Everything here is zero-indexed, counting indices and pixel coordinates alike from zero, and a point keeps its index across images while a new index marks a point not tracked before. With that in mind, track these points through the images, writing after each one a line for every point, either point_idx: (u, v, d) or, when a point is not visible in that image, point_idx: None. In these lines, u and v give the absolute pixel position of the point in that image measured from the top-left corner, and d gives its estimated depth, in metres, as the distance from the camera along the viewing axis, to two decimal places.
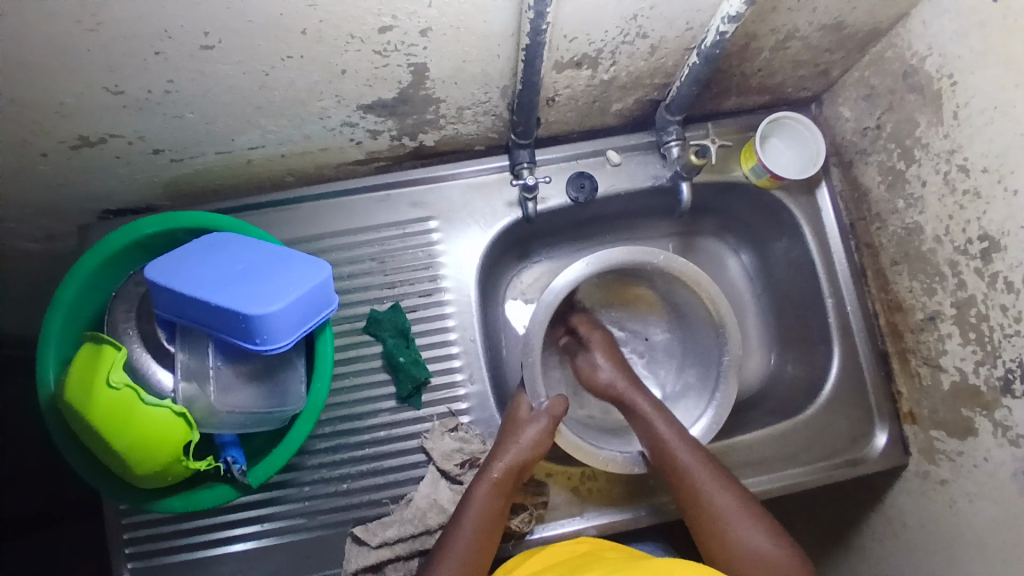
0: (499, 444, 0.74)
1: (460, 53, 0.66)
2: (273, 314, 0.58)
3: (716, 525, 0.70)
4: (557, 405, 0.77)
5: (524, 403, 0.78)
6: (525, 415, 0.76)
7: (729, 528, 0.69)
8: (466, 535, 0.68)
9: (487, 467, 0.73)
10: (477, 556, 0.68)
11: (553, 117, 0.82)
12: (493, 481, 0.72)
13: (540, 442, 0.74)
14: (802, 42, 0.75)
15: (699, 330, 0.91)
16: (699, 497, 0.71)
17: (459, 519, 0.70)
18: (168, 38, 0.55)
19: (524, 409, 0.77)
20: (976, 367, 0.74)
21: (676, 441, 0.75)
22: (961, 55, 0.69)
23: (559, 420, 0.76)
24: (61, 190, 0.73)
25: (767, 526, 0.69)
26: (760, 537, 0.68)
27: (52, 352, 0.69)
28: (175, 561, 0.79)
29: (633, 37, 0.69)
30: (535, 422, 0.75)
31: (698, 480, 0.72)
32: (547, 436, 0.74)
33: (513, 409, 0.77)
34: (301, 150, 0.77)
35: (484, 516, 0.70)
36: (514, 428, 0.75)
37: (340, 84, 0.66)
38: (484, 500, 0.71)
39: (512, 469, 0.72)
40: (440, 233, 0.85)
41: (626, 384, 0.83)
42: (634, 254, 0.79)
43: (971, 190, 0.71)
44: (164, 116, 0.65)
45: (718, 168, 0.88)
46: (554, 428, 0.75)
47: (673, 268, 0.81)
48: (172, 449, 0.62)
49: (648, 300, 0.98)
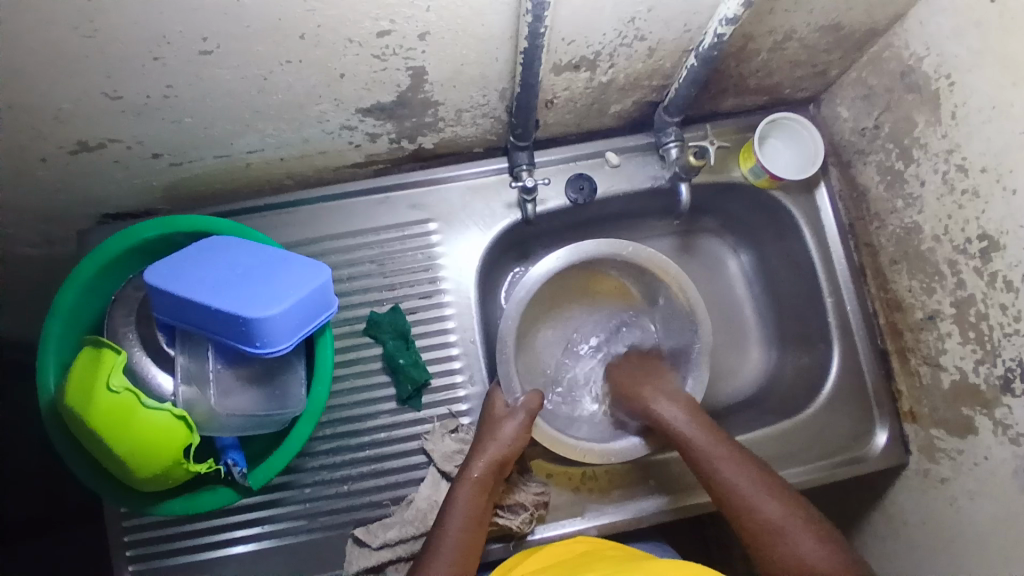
0: (478, 442, 0.75)
1: (458, 57, 0.66)
2: (272, 317, 0.58)
3: (765, 535, 0.65)
4: (529, 399, 0.77)
5: (501, 398, 0.77)
6: (502, 410, 0.76)
7: (782, 538, 0.64)
8: (451, 535, 0.67)
9: (469, 465, 0.73)
10: (467, 557, 0.66)
11: (551, 119, 0.82)
12: (474, 478, 0.71)
13: (513, 437, 0.74)
14: (799, 43, 0.75)
15: (675, 324, 0.89)
16: (744, 508, 0.67)
17: (444, 517, 0.69)
18: (167, 44, 0.56)
19: (500, 404, 0.77)
20: (975, 366, 0.74)
21: (716, 451, 0.71)
22: (958, 55, 0.69)
23: (534, 414, 0.76)
24: (60, 195, 0.73)
25: (821, 534, 0.64)
26: (814, 547, 0.63)
27: (52, 357, 0.69)
28: (177, 564, 0.79)
29: (631, 39, 0.69)
30: (512, 417, 0.75)
31: (742, 489, 0.68)
32: (523, 431, 0.74)
33: (490, 404, 0.77)
34: (300, 153, 0.77)
35: (467, 513, 0.69)
36: (492, 423, 0.75)
37: (338, 87, 0.67)
38: (467, 497, 0.70)
39: (492, 466, 0.72)
40: (439, 234, 0.85)
41: (659, 396, 0.78)
42: (604, 246, 0.81)
43: (969, 189, 0.71)
44: (163, 120, 0.66)
45: (716, 169, 0.88)
46: (531, 422, 0.75)
47: (645, 258, 0.82)
48: (173, 453, 0.63)
49: (619, 289, 0.96)
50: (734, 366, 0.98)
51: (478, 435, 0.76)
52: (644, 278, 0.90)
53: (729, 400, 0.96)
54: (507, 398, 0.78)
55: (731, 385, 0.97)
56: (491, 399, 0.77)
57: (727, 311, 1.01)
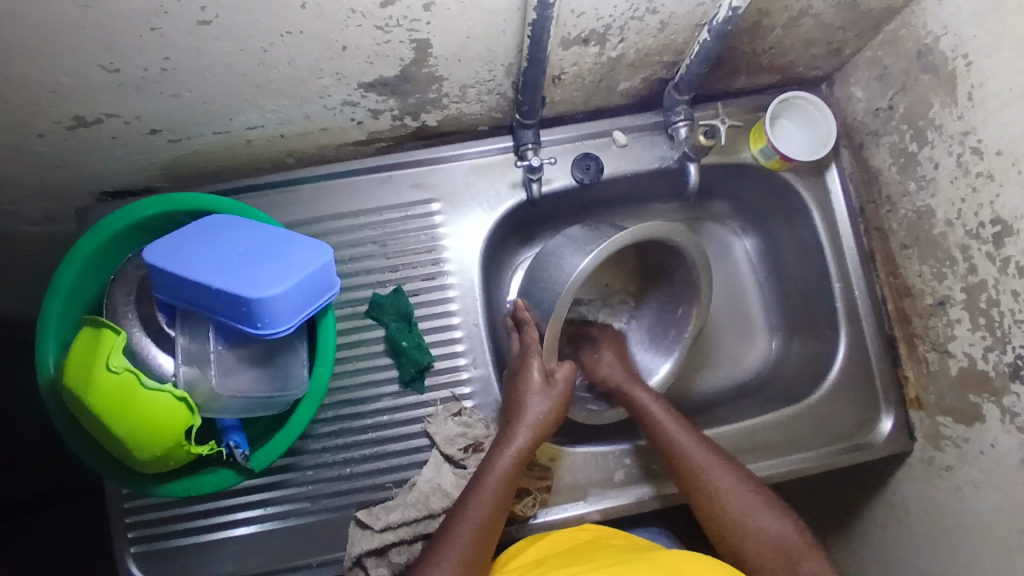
0: (511, 416, 0.73)
1: (463, 29, 0.64)
2: (274, 297, 0.57)
3: (721, 509, 0.70)
4: (563, 370, 0.74)
5: (535, 364, 0.73)
6: (539, 384, 0.73)
7: (734, 508, 0.69)
8: (484, 505, 0.68)
9: (510, 439, 0.71)
10: (491, 530, 0.67)
11: (559, 96, 0.80)
12: (516, 454, 0.70)
13: (549, 414, 0.72)
14: (815, 19, 0.73)
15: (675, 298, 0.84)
16: (701, 483, 0.71)
17: (478, 491, 0.68)
18: (164, 14, 0.54)
19: (536, 375, 0.73)
20: (985, 353, 0.73)
21: (677, 429, 0.74)
22: (976, 36, 0.67)
23: (570, 389, 0.73)
24: (58, 172, 0.72)
25: (776, 509, 0.70)
26: (771, 518, 0.68)
27: (51, 337, 0.68)
28: (177, 545, 0.79)
29: (642, 13, 0.67)
30: (550, 392, 0.73)
31: (698, 460, 0.72)
32: (558, 411, 0.72)
33: (525, 375, 0.73)
34: (301, 130, 0.76)
35: (501, 490, 0.69)
36: (525, 394, 0.72)
37: (340, 61, 0.65)
38: (505, 473, 0.69)
39: (520, 453, 0.71)
40: (442, 215, 0.83)
41: (623, 376, 0.79)
42: (658, 229, 0.71)
43: (984, 172, 0.70)
44: (162, 94, 0.64)
45: (726, 150, 0.87)
46: (567, 398, 0.73)
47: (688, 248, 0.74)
48: (172, 434, 0.62)
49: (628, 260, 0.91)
50: (738, 351, 0.98)
51: (508, 406, 0.74)
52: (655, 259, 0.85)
53: (732, 384, 0.96)
54: (543, 367, 0.73)
55: (733, 371, 0.97)
56: (524, 367, 0.73)
57: (734, 296, 1.00)
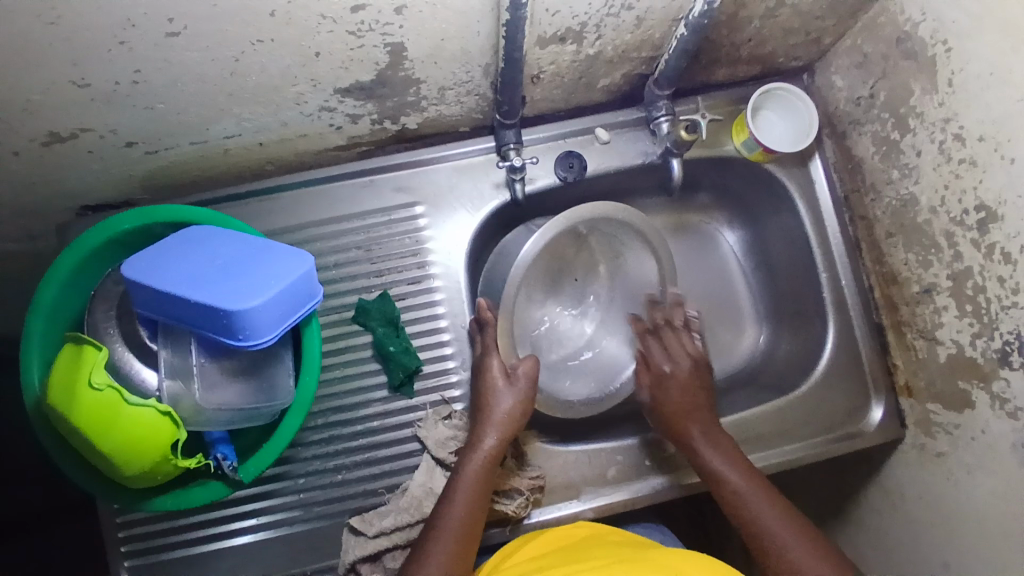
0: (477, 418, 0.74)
1: (437, 32, 0.63)
2: (254, 309, 0.57)
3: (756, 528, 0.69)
4: (524, 365, 0.75)
5: (495, 364, 0.75)
6: (501, 381, 0.74)
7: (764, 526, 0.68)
8: (455, 514, 0.67)
9: (478, 441, 0.72)
10: (470, 532, 0.67)
11: (538, 95, 0.79)
12: (484, 455, 0.71)
13: (514, 412, 0.73)
14: (792, 9, 0.72)
15: (640, 274, 0.88)
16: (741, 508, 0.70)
17: (450, 494, 0.69)
18: (132, 27, 0.53)
19: (497, 374, 0.74)
20: (972, 339, 0.73)
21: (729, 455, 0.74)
22: (956, 21, 0.67)
23: (533, 380, 0.75)
24: (35, 189, 0.71)
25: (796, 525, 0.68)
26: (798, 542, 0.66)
27: (36, 354, 0.67)
28: (172, 557, 0.79)
29: (618, 9, 0.66)
30: (512, 390, 0.74)
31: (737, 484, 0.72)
32: (527, 403, 0.74)
33: (486, 375, 0.74)
34: (279, 137, 0.75)
35: (474, 490, 0.69)
36: (488, 395, 0.73)
37: (314, 67, 0.64)
38: (477, 472, 0.70)
39: (485, 461, 0.70)
40: (426, 218, 0.83)
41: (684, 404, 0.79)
42: (594, 209, 0.75)
43: (966, 158, 0.70)
44: (135, 107, 0.63)
45: (708, 144, 0.86)
46: (533, 392, 0.74)
47: (634, 220, 0.78)
48: (157, 449, 0.61)
49: (594, 252, 0.90)
50: (727, 342, 0.98)
51: (476, 408, 0.75)
52: (617, 242, 0.87)
53: (723, 376, 0.96)
54: (502, 365, 0.75)
55: (722, 363, 0.97)
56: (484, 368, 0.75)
57: (721, 288, 1.00)
